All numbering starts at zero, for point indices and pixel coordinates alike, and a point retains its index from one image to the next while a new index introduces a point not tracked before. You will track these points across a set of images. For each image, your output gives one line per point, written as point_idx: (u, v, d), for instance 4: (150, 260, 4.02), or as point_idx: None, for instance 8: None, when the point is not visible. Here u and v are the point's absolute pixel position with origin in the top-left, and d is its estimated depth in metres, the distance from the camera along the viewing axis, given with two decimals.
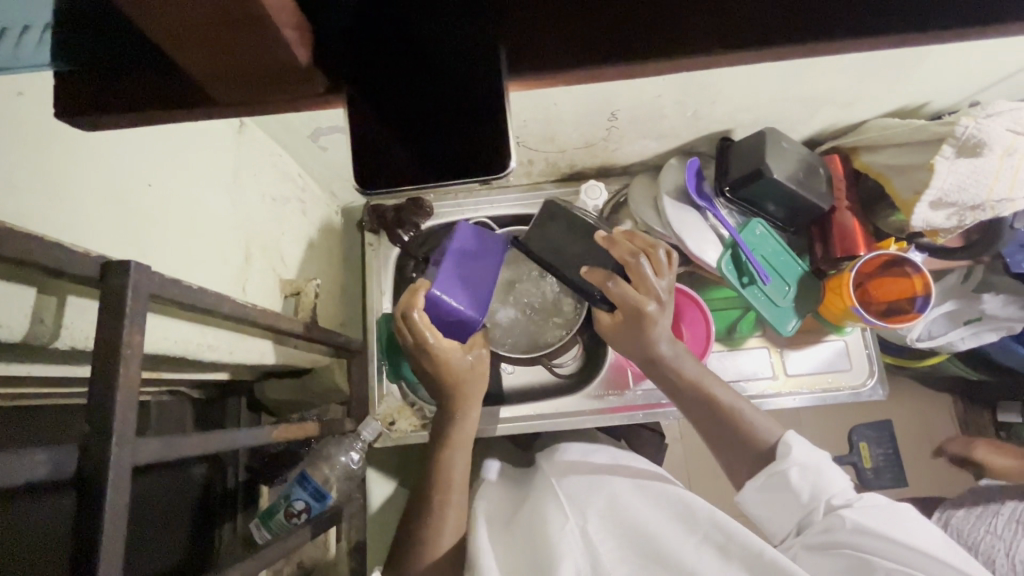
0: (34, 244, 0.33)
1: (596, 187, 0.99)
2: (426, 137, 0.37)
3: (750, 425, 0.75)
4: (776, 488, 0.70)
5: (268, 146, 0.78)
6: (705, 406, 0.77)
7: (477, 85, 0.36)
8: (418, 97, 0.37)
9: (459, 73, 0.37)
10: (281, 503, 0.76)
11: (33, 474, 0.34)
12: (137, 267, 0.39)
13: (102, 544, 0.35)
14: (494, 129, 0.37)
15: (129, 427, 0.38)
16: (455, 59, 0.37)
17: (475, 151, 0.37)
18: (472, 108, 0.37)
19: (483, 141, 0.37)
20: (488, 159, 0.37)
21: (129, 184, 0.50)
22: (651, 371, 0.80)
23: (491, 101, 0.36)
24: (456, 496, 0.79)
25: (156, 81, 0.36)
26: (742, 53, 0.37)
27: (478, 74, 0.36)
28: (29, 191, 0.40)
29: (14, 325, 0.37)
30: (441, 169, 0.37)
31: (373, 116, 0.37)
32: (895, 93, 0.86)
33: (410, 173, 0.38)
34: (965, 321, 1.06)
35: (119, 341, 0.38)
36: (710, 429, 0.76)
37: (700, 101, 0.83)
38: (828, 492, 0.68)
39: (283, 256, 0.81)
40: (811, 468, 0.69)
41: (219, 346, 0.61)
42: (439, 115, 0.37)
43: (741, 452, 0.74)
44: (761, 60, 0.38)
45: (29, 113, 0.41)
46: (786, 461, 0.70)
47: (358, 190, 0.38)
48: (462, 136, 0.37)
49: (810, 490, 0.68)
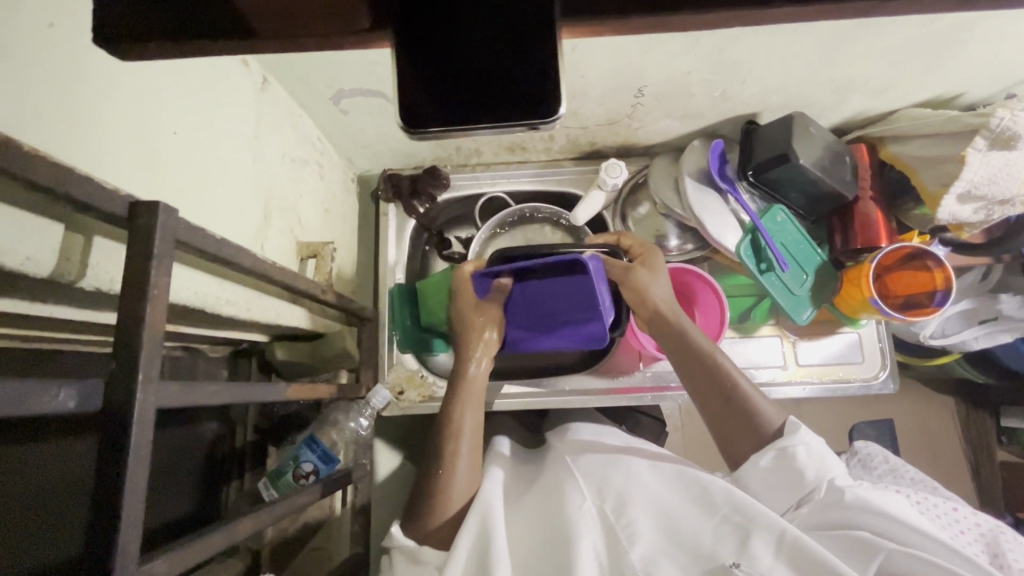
0: (65, 174, 0.33)
1: (617, 166, 0.95)
2: (467, 82, 0.37)
3: (756, 404, 0.74)
4: (780, 465, 0.68)
5: (288, 104, 0.77)
6: (714, 374, 0.77)
7: (525, 34, 0.36)
8: (461, 45, 0.37)
9: (507, 23, 0.36)
10: (290, 464, 0.77)
11: (59, 406, 0.34)
12: (165, 208, 0.39)
13: (128, 477, 0.35)
14: (546, 79, 0.37)
15: (154, 367, 0.38)
16: (505, 9, 0.36)
17: (522, 99, 0.37)
18: (520, 57, 0.37)
19: (534, 91, 0.37)
20: (538, 107, 0.37)
21: (152, 127, 0.49)
22: (666, 339, 0.81)
23: (533, 53, 0.36)
24: (467, 446, 0.79)
25: (191, 7, 0.34)
26: (788, 12, 0.36)
27: (528, 23, 0.36)
28: (55, 124, 0.40)
29: (42, 259, 0.36)
30: (480, 113, 0.37)
31: (410, 62, 0.37)
32: (930, 82, 0.84)
33: (450, 115, 0.38)
34: (981, 320, 1.04)
35: (146, 281, 0.38)
36: (715, 401, 0.76)
37: (730, 80, 0.82)
38: (830, 471, 0.66)
39: (301, 218, 0.81)
40: (817, 447, 0.68)
41: (239, 303, 0.61)
42: (482, 68, 0.37)
43: (750, 426, 0.73)
44: (809, 20, 0.37)
45: (61, 45, 0.40)
46: (793, 438, 0.68)
47: (405, 133, 0.38)
48: (510, 84, 0.37)
49: (813, 468, 0.66)
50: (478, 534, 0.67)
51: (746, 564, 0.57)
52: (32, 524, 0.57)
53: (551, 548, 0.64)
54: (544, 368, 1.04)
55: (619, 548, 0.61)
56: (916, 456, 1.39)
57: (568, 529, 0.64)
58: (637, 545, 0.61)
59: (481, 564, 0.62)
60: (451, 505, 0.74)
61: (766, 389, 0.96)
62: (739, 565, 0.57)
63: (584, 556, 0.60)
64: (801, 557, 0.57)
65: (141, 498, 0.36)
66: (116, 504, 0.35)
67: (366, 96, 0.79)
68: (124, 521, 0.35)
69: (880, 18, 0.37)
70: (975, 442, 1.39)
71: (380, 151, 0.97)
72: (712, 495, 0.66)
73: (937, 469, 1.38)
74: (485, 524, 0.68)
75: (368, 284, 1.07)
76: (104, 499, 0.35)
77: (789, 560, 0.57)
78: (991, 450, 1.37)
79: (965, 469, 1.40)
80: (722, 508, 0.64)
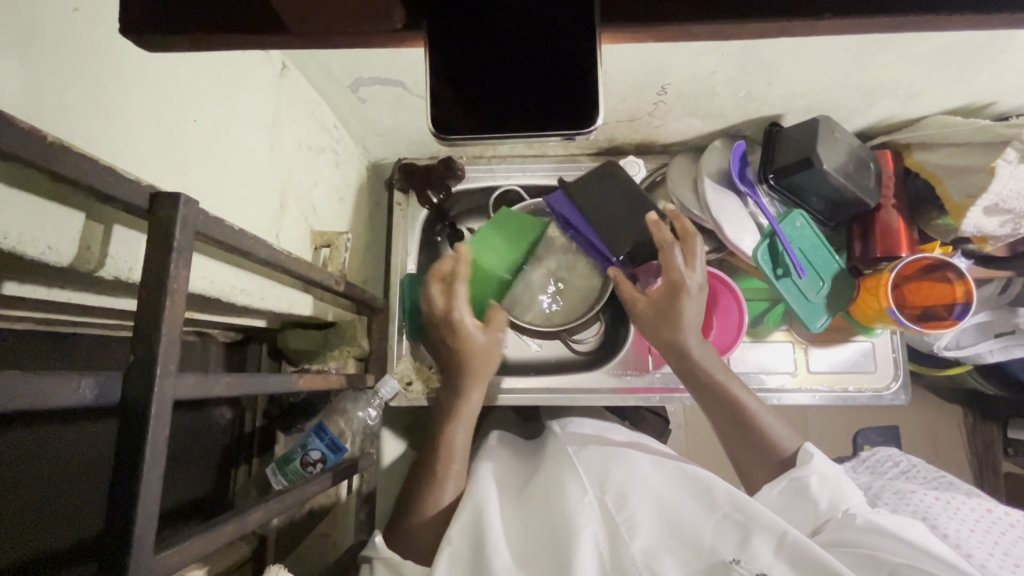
0: (88, 165, 0.32)
1: (634, 163, 0.96)
2: (499, 88, 0.38)
3: (769, 432, 0.72)
4: (790, 494, 0.66)
5: (306, 91, 0.76)
6: (731, 410, 0.74)
7: (563, 42, 0.37)
8: (488, 52, 0.38)
9: (546, 28, 0.37)
10: (298, 450, 0.78)
11: (80, 399, 0.33)
12: (186, 201, 0.39)
13: (144, 469, 0.35)
14: (585, 91, 0.37)
15: (173, 360, 0.38)
16: (540, 25, 0.37)
17: (561, 107, 0.38)
18: (557, 69, 0.38)
19: (574, 100, 0.38)
20: (573, 119, 0.38)
21: (174, 114, 0.49)
22: (678, 367, 0.78)
23: (570, 58, 0.37)
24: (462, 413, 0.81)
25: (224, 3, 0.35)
26: (818, 21, 0.35)
27: (564, 34, 0.37)
28: (78, 112, 0.39)
29: (63, 249, 0.36)
30: (513, 122, 0.38)
31: (441, 66, 0.38)
32: (961, 90, 0.81)
33: (484, 118, 0.39)
34: (997, 333, 1.01)
35: (166, 274, 0.38)
36: (728, 429, 0.74)
37: (756, 82, 0.80)
38: (845, 500, 0.64)
39: (315, 207, 0.80)
40: (831, 475, 0.65)
41: (253, 292, 0.61)
42: (516, 80, 0.38)
43: (761, 458, 0.72)
44: (836, 32, 0.36)
45: (85, 31, 0.40)
46: (805, 468, 0.66)
47: (435, 135, 0.39)
48: (544, 90, 0.38)
49: (827, 498, 0.64)
50: (474, 527, 0.66)
51: (746, 561, 0.57)
52: (54, 506, 0.58)
53: (551, 539, 0.64)
54: (553, 364, 1.04)
55: (620, 541, 0.61)
56: None
57: (568, 522, 0.63)
58: (637, 539, 0.61)
59: (475, 563, 0.62)
60: (444, 498, 0.75)
61: (774, 395, 0.96)
62: (739, 562, 0.56)
63: (583, 552, 0.59)
64: (803, 560, 0.56)
65: (157, 489, 0.37)
66: (134, 496, 0.35)
67: (385, 84, 0.77)
68: (140, 510, 0.35)
69: (908, 31, 0.36)
70: (980, 453, 1.37)
71: (396, 140, 0.96)
72: (714, 492, 0.65)
73: None
74: (478, 513, 0.68)
75: (379, 273, 1.06)
76: (122, 490, 0.35)
77: (789, 560, 0.56)
78: (996, 461, 1.35)
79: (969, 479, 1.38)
80: (723, 505, 0.63)
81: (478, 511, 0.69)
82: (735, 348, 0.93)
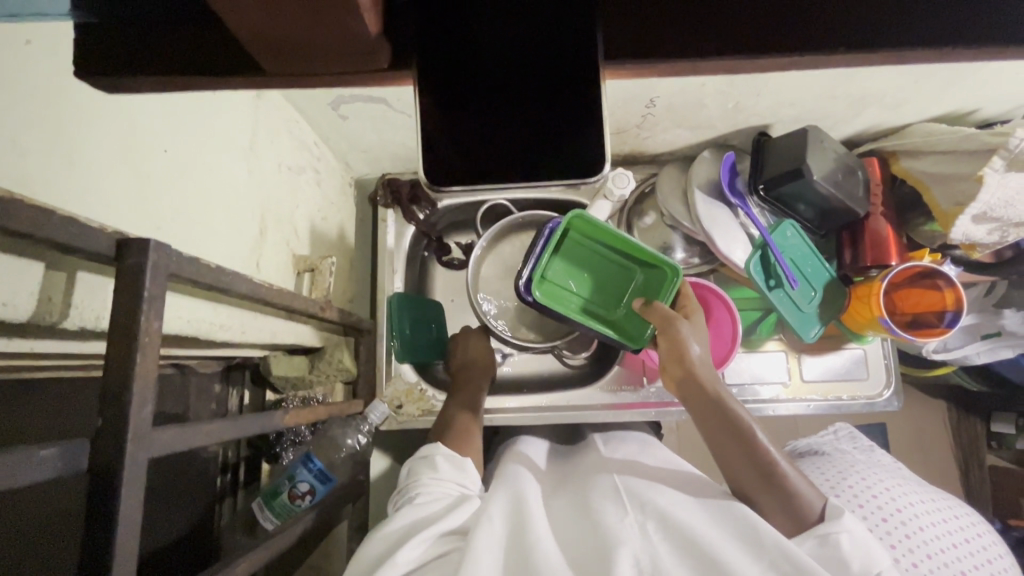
0: (46, 218, 0.30)
1: (624, 175, 0.88)
2: (507, 127, 0.42)
3: (793, 484, 0.62)
4: (820, 556, 0.56)
5: (285, 109, 0.73)
6: (748, 456, 0.65)
7: (569, 103, 0.41)
8: (490, 102, 0.42)
9: (547, 81, 0.41)
10: (285, 482, 0.73)
11: (41, 474, 0.31)
12: (156, 245, 0.36)
13: (116, 544, 0.33)
14: (586, 136, 0.42)
15: (145, 421, 0.35)
16: (533, 75, 0.41)
17: (574, 153, 0.42)
18: (564, 124, 0.42)
19: (584, 153, 0.42)
20: (582, 168, 0.42)
21: (143, 147, 0.46)
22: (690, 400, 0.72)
23: (575, 105, 0.41)
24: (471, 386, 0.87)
25: None
26: (788, 55, 0.38)
27: (575, 85, 0.41)
28: (35, 156, 0.36)
29: (20, 304, 0.33)
30: (530, 169, 0.43)
31: (435, 113, 0.41)
32: (945, 99, 0.82)
33: (509, 167, 0.43)
34: (983, 334, 1.01)
35: (136, 326, 0.35)
36: (753, 484, 0.64)
37: (745, 93, 0.79)
38: (877, 564, 0.55)
39: (297, 230, 0.77)
40: (864, 537, 0.57)
41: (232, 326, 0.58)
42: (524, 133, 0.42)
43: (779, 513, 0.62)
44: (810, 60, 0.39)
45: (36, 63, 0.37)
46: (837, 524, 0.57)
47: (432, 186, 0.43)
48: (546, 139, 0.42)
49: (859, 561, 0.54)
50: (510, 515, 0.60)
51: None
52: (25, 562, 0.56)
53: (579, 558, 0.56)
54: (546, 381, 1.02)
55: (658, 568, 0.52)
56: (910, 460, 1.38)
57: (604, 538, 0.56)
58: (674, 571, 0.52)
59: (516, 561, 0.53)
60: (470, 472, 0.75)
61: (767, 406, 0.96)
62: None
63: (622, 560, 0.52)
64: None
65: (132, 560, 0.34)
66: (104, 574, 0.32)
67: (368, 102, 0.75)
68: None
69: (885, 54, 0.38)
70: (965, 448, 1.39)
71: (379, 156, 0.93)
72: (762, 535, 0.55)
73: (927, 473, 1.39)
74: (516, 509, 0.61)
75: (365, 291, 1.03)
76: (91, 566, 0.32)
77: None
78: (981, 456, 1.37)
79: (954, 473, 1.40)
80: (770, 551, 0.54)
81: (515, 502, 0.62)
82: (728, 361, 0.92)
